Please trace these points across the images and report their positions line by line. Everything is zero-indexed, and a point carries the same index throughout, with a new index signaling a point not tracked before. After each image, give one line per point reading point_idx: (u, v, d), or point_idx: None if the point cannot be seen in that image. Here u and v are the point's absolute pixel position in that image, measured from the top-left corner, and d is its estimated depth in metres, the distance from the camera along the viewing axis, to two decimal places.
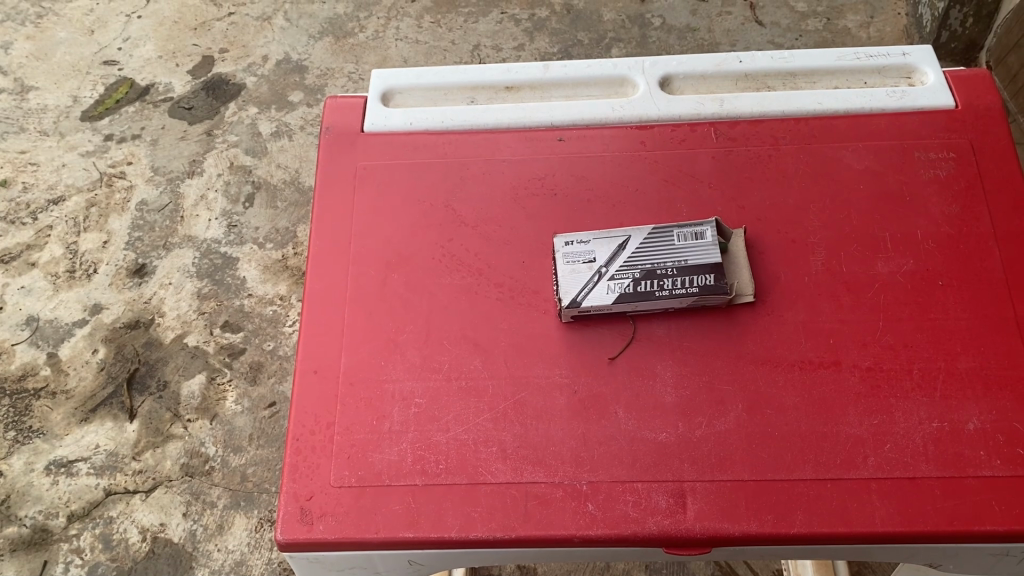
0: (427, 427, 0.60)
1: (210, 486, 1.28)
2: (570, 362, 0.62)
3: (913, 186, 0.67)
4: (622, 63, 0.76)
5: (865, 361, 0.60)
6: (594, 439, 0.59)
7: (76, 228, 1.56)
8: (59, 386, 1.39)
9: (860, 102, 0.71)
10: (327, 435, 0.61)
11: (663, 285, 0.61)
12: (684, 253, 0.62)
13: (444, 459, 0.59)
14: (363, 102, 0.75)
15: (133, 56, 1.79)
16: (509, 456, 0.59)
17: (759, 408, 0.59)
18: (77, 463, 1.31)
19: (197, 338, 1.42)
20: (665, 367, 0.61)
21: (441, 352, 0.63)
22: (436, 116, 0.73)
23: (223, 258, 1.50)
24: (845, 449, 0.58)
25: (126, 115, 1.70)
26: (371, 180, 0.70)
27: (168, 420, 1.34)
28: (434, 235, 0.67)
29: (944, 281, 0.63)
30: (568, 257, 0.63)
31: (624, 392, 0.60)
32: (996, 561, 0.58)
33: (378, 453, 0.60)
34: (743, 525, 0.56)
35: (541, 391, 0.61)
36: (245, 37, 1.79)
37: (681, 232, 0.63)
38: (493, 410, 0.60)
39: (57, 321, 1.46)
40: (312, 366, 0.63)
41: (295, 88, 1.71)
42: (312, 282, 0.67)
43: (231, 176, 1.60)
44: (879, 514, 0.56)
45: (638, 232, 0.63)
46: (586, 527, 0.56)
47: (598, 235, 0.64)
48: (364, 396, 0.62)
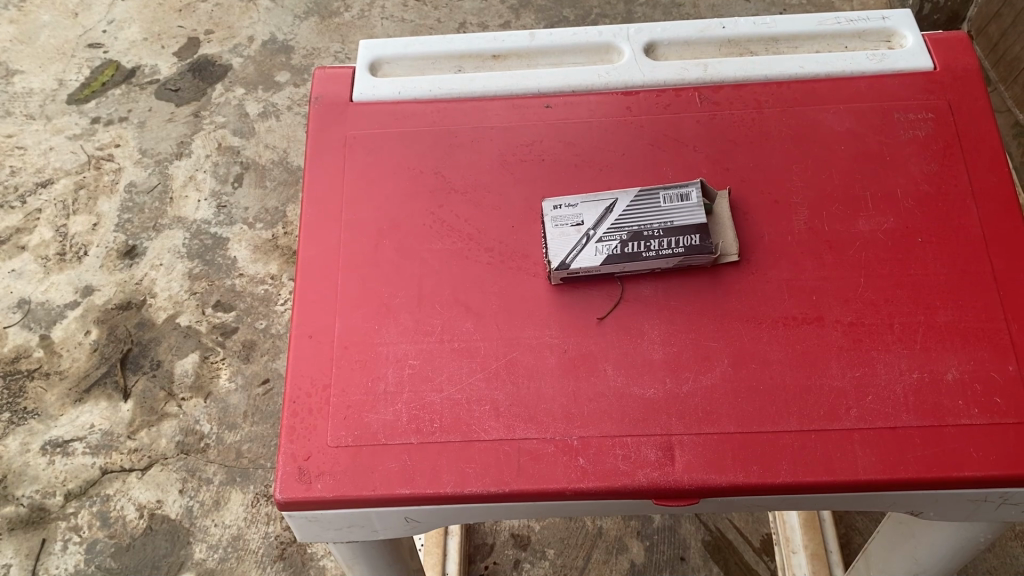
0: (420, 387, 0.62)
1: (205, 462, 1.29)
2: (559, 322, 0.63)
3: (893, 146, 0.68)
4: (607, 31, 0.77)
5: (847, 316, 0.62)
6: (584, 396, 0.61)
7: (65, 211, 1.56)
8: (52, 367, 1.40)
9: (841, 66, 0.72)
10: (323, 397, 0.62)
11: (649, 246, 0.62)
12: (670, 215, 0.64)
13: (437, 418, 0.61)
14: (351, 73, 0.75)
15: (118, 39, 1.78)
16: (501, 414, 0.60)
17: (744, 363, 0.61)
18: (72, 444, 1.32)
19: (189, 317, 1.42)
20: (653, 326, 0.63)
21: (434, 315, 0.64)
22: (424, 85, 0.74)
23: (214, 238, 1.51)
24: (828, 401, 0.59)
25: (113, 97, 1.70)
26: (361, 149, 0.71)
27: (162, 398, 1.35)
28: (425, 202, 0.68)
29: (923, 239, 0.64)
30: (557, 221, 0.65)
31: (613, 351, 0.62)
32: (975, 506, 0.60)
33: (374, 414, 0.61)
34: (730, 476, 0.57)
35: (531, 351, 0.62)
36: (230, 18, 1.79)
37: (667, 195, 0.65)
38: (485, 369, 0.62)
39: (48, 303, 1.46)
40: (307, 331, 0.64)
41: (282, 68, 1.71)
42: (305, 250, 0.67)
43: (220, 157, 1.60)
44: (861, 462, 0.57)
45: (625, 195, 0.65)
46: (577, 480, 0.58)
47: (586, 199, 0.65)
48: (358, 359, 0.63)
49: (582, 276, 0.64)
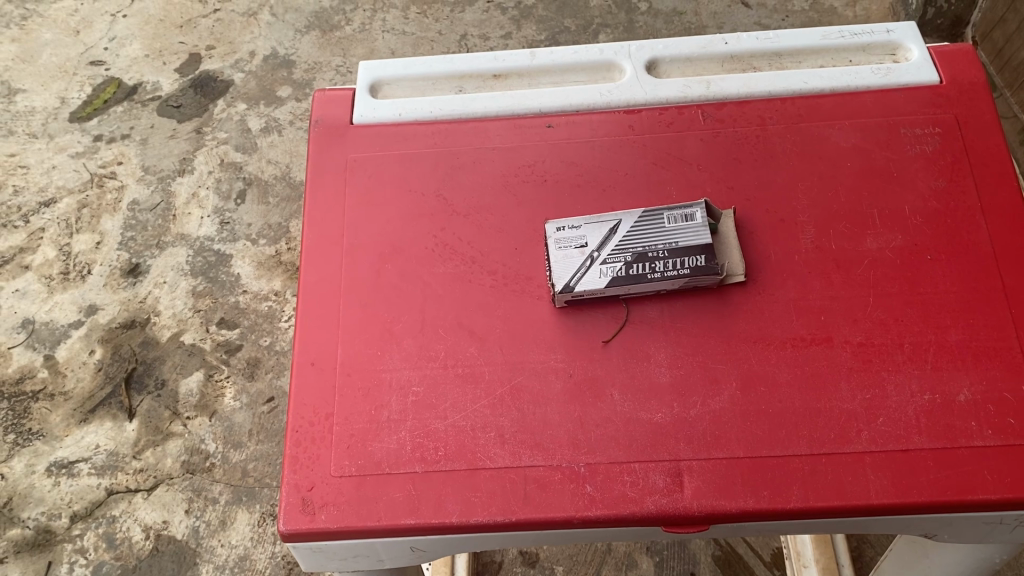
0: (424, 415, 0.61)
1: (211, 483, 1.28)
2: (564, 346, 0.62)
3: (900, 162, 0.67)
4: (608, 48, 0.76)
5: (857, 336, 0.61)
6: (590, 422, 0.60)
7: (68, 230, 1.56)
8: (57, 388, 1.39)
9: (845, 80, 0.71)
10: (326, 426, 0.61)
11: (654, 268, 0.62)
12: (676, 236, 0.63)
13: (442, 446, 0.60)
14: (351, 95, 0.74)
15: (120, 56, 1.78)
16: (507, 441, 0.60)
17: (752, 386, 0.60)
18: (77, 465, 1.32)
19: (193, 335, 1.42)
20: (659, 349, 0.62)
21: (437, 340, 0.63)
22: (424, 106, 0.73)
23: (217, 255, 1.51)
24: (838, 423, 0.58)
25: (115, 115, 1.70)
26: (361, 172, 0.70)
27: (167, 418, 1.34)
28: (426, 225, 0.68)
29: (932, 255, 0.63)
30: (560, 244, 0.64)
31: (619, 374, 0.61)
32: (989, 529, 0.59)
33: (378, 442, 0.61)
34: (739, 502, 0.57)
35: (537, 376, 0.61)
36: (231, 33, 1.79)
37: (671, 215, 0.64)
38: (490, 396, 0.61)
39: (52, 323, 1.46)
40: (309, 358, 0.64)
41: (284, 83, 1.70)
42: (306, 275, 0.67)
43: (222, 173, 1.60)
44: (873, 486, 0.56)
45: (630, 215, 0.64)
46: (585, 507, 0.57)
47: (588, 220, 0.64)
48: (361, 387, 0.62)
49: (587, 299, 0.63)
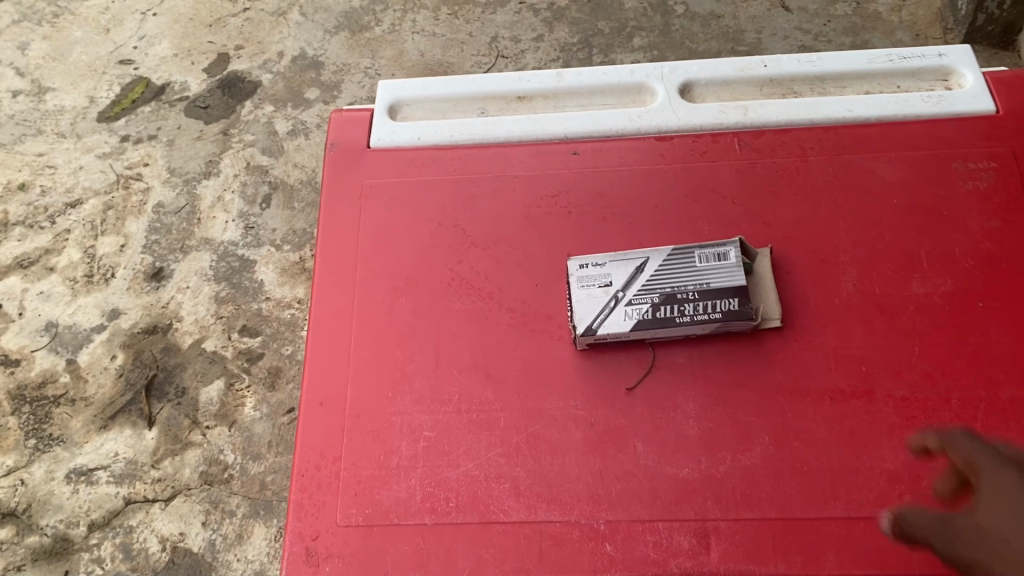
0: (436, 462, 0.58)
1: (228, 494, 1.18)
2: (586, 393, 0.58)
3: (950, 199, 0.63)
4: (639, 70, 0.71)
5: (900, 390, 0.57)
6: (611, 476, 0.56)
7: (93, 231, 1.42)
8: (78, 393, 1.28)
9: (893, 108, 0.67)
10: (333, 470, 0.58)
11: (684, 311, 0.58)
12: (708, 277, 0.58)
13: (454, 496, 0.57)
14: (368, 116, 0.71)
15: (149, 55, 1.58)
16: (522, 494, 0.56)
17: (786, 442, 0.56)
18: (96, 472, 1.22)
19: (215, 342, 1.29)
20: (687, 399, 0.58)
21: (451, 382, 0.60)
22: (444, 130, 0.70)
23: (241, 261, 1.36)
24: (878, 485, 0.55)
25: (143, 115, 1.52)
26: (377, 199, 0.67)
27: (186, 427, 1.23)
28: (443, 257, 0.64)
29: (984, 302, 0.59)
30: (583, 281, 0.60)
31: (644, 425, 0.57)
32: None
33: (387, 490, 0.57)
34: (770, 567, 0.53)
35: (556, 424, 0.58)
36: (259, 33, 1.57)
37: (704, 254, 0.59)
38: (506, 444, 0.58)
39: (75, 327, 1.34)
40: (318, 397, 0.61)
41: (312, 85, 1.50)
42: (317, 308, 0.64)
43: (248, 176, 1.42)
44: (915, 556, 0.52)
45: (659, 253, 0.60)
46: (603, 569, 0.54)
47: (613, 257, 0.60)
48: (371, 430, 0.59)
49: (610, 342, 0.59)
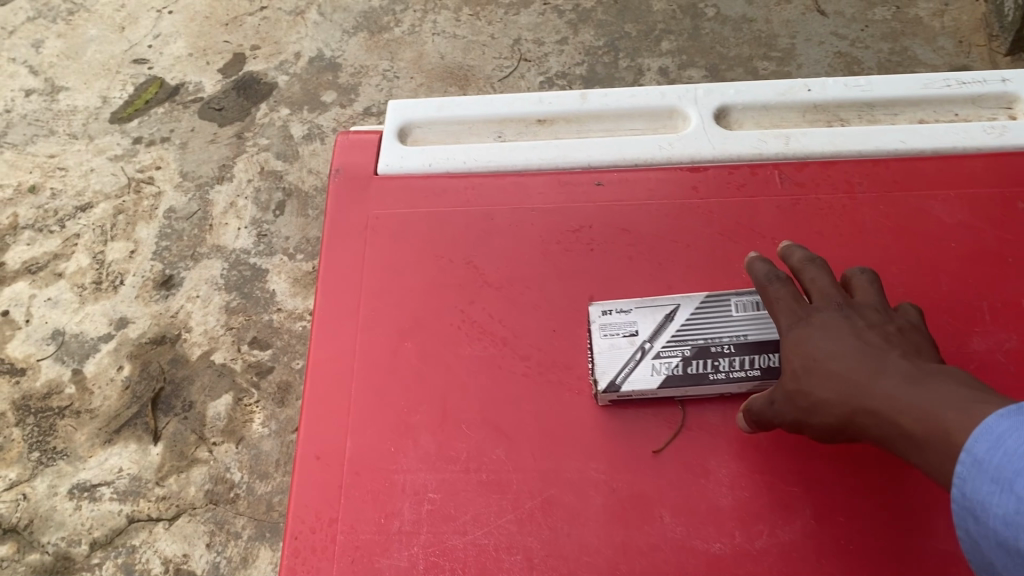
0: (441, 528, 0.53)
1: (234, 515, 1.07)
2: (607, 454, 0.53)
3: (1015, 243, 0.56)
4: (671, 92, 0.66)
5: None
6: (635, 549, 0.51)
7: (103, 237, 1.31)
8: (84, 405, 1.17)
9: (949, 141, 0.61)
10: (329, 534, 0.53)
11: (719, 366, 0.52)
12: (745, 329, 0.53)
13: (460, 568, 0.51)
14: (377, 140, 0.66)
15: (164, 54, 1.49)
16: (535, 567, 0.51)
17: (830, 516, 0.50)
18: (100, 488, 1.11)
19: (224, 354, 1.18)
20: (720, 464, 0.52)
21: (459, 438, 0.55)
22: (457, 156, 0.65)
23: (253, 269, 1.26)
24: (934, 570, 0.49)
25: (156, 116, 1.42)
26: (384, 232, 0.62)
27: (193, 442, 1.12)
28: (453, 298, 0.59)
29: None
30: (605, 330, 0.54)
31: (671, 492, 0.52)
32: None
33: (387, 558, 0.52)
34: None
35: (573, 488, 0.52)
36: (276, 33, 1.48)
37: (742, 303, 0.54)
38: (518, 509, 0.52)
39: (82, 335, 1.23)
40: (314, 451, 0.56)
41: (329, 87, 1.41)
42: (316, 351, 0.59)
43: (262, 182, 1.33)
44: None
45: (691, 300, 0.54)
46: None
47: (639, 304, 0.55)
48: (371, 489, 0.54)
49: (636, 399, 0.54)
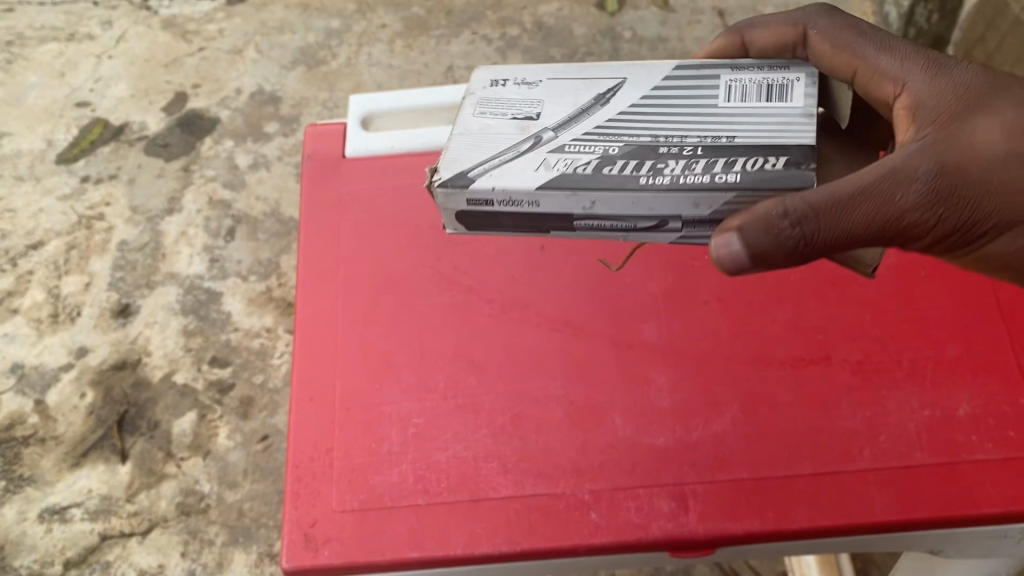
0: (426, 446, 0.60)
1: (206, 523, 1.06)
2: (565, 374, 0.62)
3: None
4: None
5: (855, 354, 0.61)
6: (593, 448, 0.59)
7: (57, 272, 1.25)
8: (49, 432, 1.12)
9: None
10: (326, 461, 0.61)
11: (670, 141, 0.46)
12: (738, 123, 0.47)
13: (444, 478, 0.59)
14: (343, 128, 0.75)
15: (106, 97, 1.39)
16: (509, 471, 0.59)
17: (753, 407, 0.60)
18: (70, 509, 1.08)
19: (186, 374, 1.14)
20: (660, 373, 0.62)
21: (436, 371, 0.63)
22: (416, 138, 0.74)
23: (208, 292, 1.21)
24: (841, 442, 0.58)
25: (102, 155, 1.34)
26: (356, 205, 0.70)
27: (161, 459, 1.09)
28: (423, 256, 0.68)
29: (926, 272, 0.64)
30: (482, 105, 0.50)
31: (620, 400, 0.61)
32: (996, 543, 0.58)
33: (379, 476, 0.60)
34: (745, 524, 0.56)
35: (537, 403, 0.61)
36: (216, 71, 1.41)
37: (739, 84, 0.49)
38: (492, 426, 0.61)
39: (42, 367, 1.17)
40: (308, 393, 0.63)
41: (271, 119, 1.36)
42: (303, 309, 0.66)
43: (210, 212, 1.27)
44: (878, 504, 0.56)
45: (621, 78, 0.50)
46: (591, 535, 0.56)
47: (549, 76, 0.51)
48: (361, 420, 0.62)
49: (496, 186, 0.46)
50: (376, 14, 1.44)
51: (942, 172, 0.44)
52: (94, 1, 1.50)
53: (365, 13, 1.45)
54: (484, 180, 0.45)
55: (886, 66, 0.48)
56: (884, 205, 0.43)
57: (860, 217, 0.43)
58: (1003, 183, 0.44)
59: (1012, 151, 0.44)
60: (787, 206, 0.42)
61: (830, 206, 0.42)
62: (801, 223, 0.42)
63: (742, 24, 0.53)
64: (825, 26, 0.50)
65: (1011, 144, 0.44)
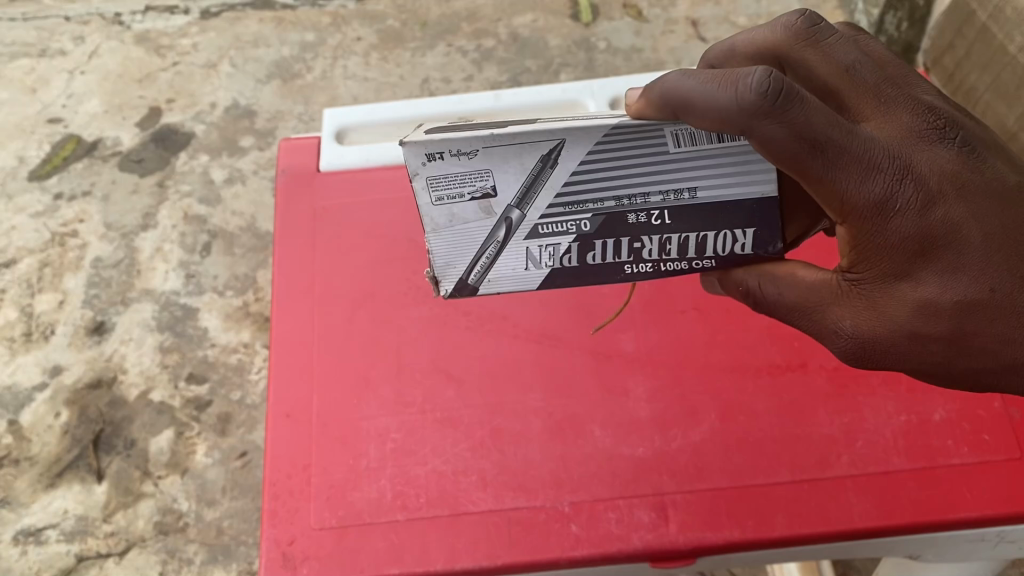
0: (404, 461, 0.60)
1: (185, 542, 1.05)
2: (543, 386, 0.62)
3: None
4: (571, 88, 0.76)
5: (831, 361, 0.62)
6: (572, 460, 0.59)
7: (29, 289, 1.23)
8: (22, 453, 1.10)
9: None
10: (304, 478, 0.60)
11: (635, 205, 0.41)
12: (697, 167, 0.41)
13: (423, 493, 0.59)
14: (316, 143, 0.75)
15: (79, 113, 1.38)
16: (489, 484, 0.59)
17: (732, 416, 0.60)
18: (46, 531, 1.06)
19: (163, 392, 1.13)
20: (638, 384, 0.62)
21: (414, 385, 0.63)
22: (390, 151, 0.73)
23: (184, 308, 1.20)
24: (819, 449, 0.58)
25: (75, 172, 1.33)
26: (330, 220, 0.70)
27: (138, 478, 1.08)
28: (399, 270, 0.67)
29: None
30: (433, 189, 0.40)
31: (599, 411, 0.61)
32: (973, 547, 0.58)
33: (358, 492, 0.59)
34: (725, 533, 0.56)
35: (516, 416, 0.61)
36: (191, 85, 1.40)
37: (686, 131, 0.40)
38: (470, 439, 0.60)
39: (15, 386, 1.15)
40: (284, 410, 0.62)
41: (246, 133, 1.36)
42: (278, 326, 0.66)
43: (186, 227, 1.26)
44: (857, 510, 0.56)
45: (561, 140, 0.39)
46: (571, 547, 0.56)
47: (488, 143, 0.39)
48: (339, 436, 0.61)
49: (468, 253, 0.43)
50: (351, 27, 1.44)
51: (854, 339, 0.43)
52: (65, 16, 1.49)
53: (339, 25, 1.44)
54: (487, 286, 0.45)
55: (847, 198, 0.39)
56: (815, 326, 0.44)
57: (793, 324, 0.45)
58: (912, 359, 0.43)
59: (938, 335, 0.42)
60: (750, 287, 0.44)
61: (782, 307, 0.44)
62: (756, 301, 0.45)
63: (671, 82, 0.38)
64: (772, 138, 0.37)
65: (940, 329, 0.42)
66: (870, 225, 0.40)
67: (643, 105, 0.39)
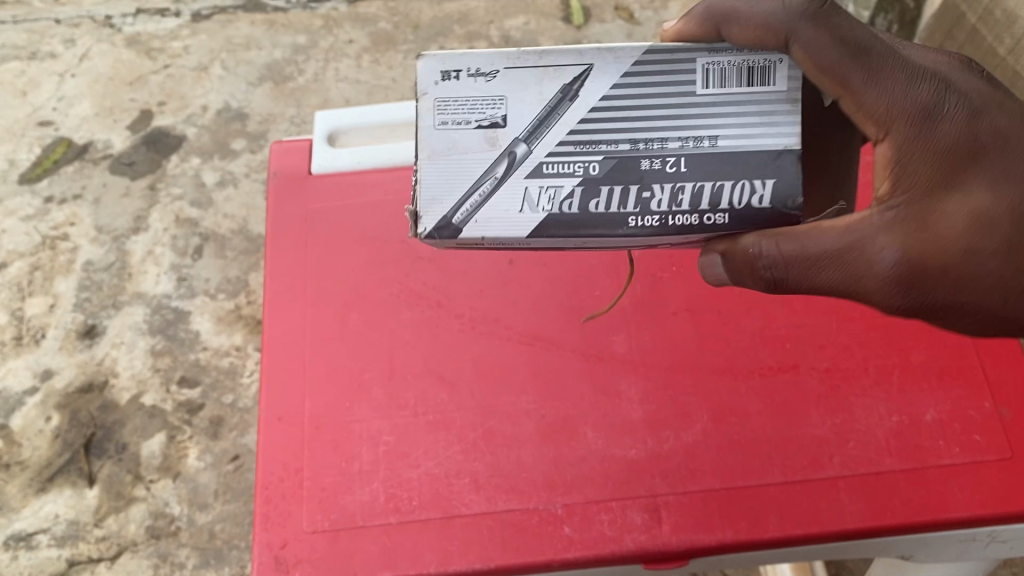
0: (396, 464, 0.60)
1: (177, 546, 1.04)
2: (536, 388, 0.62)
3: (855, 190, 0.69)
4: None
5: (822, 362, 0.62)
6: (564, 462, 0.59)
7: (19, 293, 1.22)
8: (13, 457, 1.10)
9: None
10: (295, 481, 0.60)
11: (651, 150, 0.41)
12: (720, 113, 0.41)
13: (416, 496, 0.59)
14: (308, 145, 0.74)
15: (70, 116, 1.38)
16: (481, 486, 0.59)
17: (724, 417, 0.60)
18: (37, 536, 1.06)
19: (154, 395, 1.13)
20: (630, 386, 0.62)
21: (407, 388, 0.62)
22: (382, 154, 0.73)
23: (176, 312, 1.19)
24: (811, 450, 0.59)
25: (66, 175, 1.32)
26: (322, 223, 0.70)
27: (130, 482, 1.08)
28: (391, 272, 0.67)
29: None
30: (441, 110, 0.41)
31: (591, 413, 0.61)
32: (964, 547, 0.58)
33: (350, 495, 0.59)
34: (718, 534, 0.56)
35: (508, 418, 0.61)
36: (182, 87, 1.40)
37: (717, 67, 0.41)
38: (463, 442, 0.60)
39: (5, 391, 1.15)
40: (276, 413, 0.62)
41: (238, 135, 1.35)
42: (270, 329, 0.65)
43: (177, 230, 1.26)
44: (849, 511, 0.56)
45: (588, 65, 0.41)
46: (564, 549, 0.56)
47: (508, 63, 0.41)
48: (331, 439, 0.61)
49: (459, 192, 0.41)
50: (343, 29, 1.44)
51: (910, 261, 0.42)
52: (55, 19, 1.49)
53: (331, 28, 1.44)
54: (473, 229, 0.41)
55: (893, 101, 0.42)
56: (856, 268, 0.42)
57: (825, 278, 0.42)
58: (966, 279, 0.43)
59: (989, 248, 0.43)
60: (766, 256, 0.41)
61: (805, 260, 0.41)
62: (772, 269, 0.41)
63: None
64: (818, 41, 0.41)
65: (991, 241, 0.43)
66: (909, 125, 0.42)
67: (684, 28, 0.42)
